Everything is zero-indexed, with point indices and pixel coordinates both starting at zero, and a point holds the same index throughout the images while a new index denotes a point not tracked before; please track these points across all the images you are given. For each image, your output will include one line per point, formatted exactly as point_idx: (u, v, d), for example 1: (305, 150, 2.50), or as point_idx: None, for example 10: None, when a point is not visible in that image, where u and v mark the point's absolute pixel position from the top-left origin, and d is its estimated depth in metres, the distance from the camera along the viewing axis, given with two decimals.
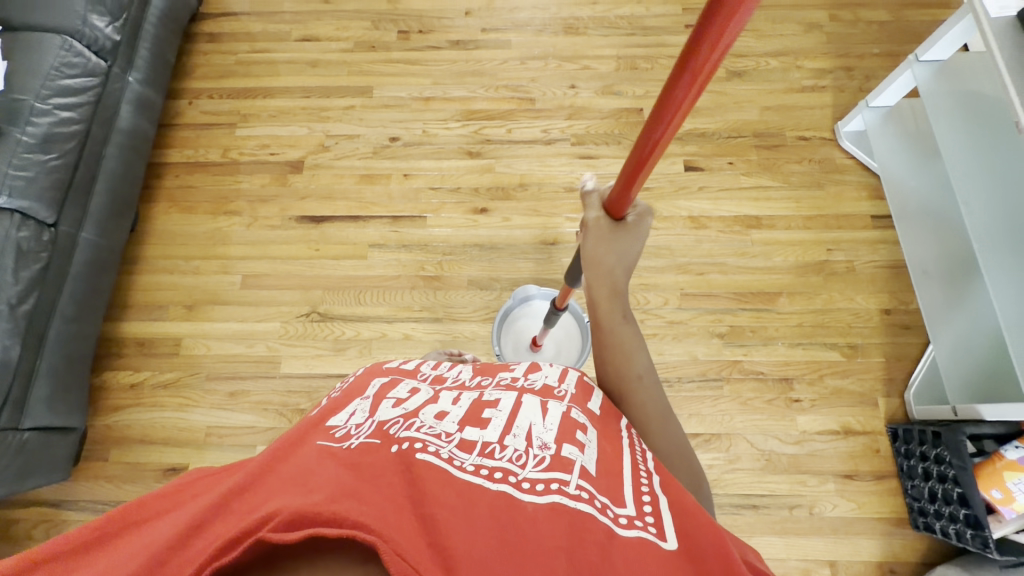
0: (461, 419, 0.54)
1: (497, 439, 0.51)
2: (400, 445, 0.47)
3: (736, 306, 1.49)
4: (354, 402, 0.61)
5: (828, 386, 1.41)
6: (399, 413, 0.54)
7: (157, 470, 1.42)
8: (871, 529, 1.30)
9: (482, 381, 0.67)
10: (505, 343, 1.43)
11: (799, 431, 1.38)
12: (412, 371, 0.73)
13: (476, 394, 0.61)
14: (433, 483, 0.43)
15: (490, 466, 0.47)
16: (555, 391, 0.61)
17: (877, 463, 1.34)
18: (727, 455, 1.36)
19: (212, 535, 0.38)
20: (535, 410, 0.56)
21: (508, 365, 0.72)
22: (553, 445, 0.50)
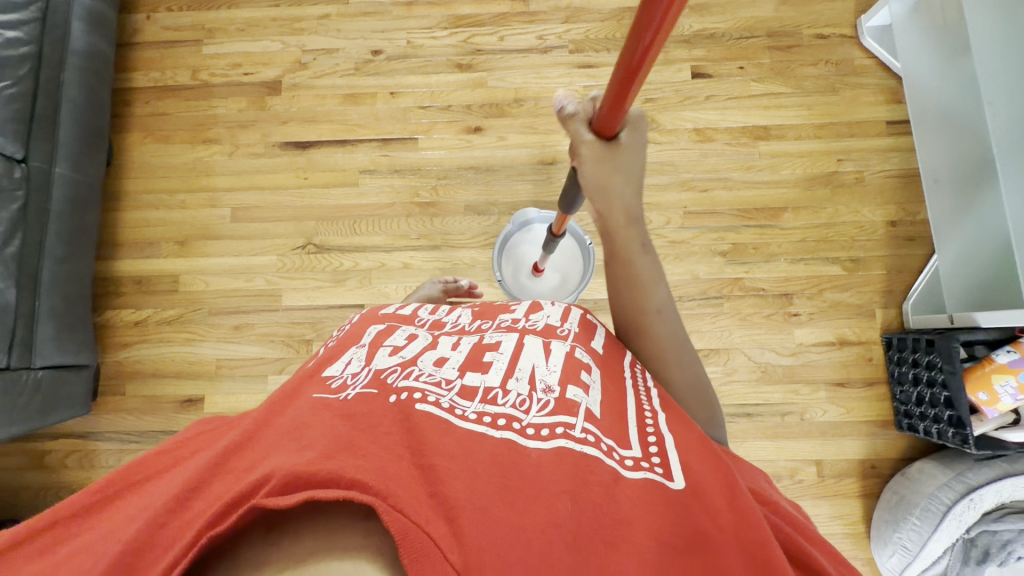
0: (461, 364, 0.56)
1: (500, 383, 0.52)
2: (397, 396, 0.49)
3: (739, 223, 1.46)
4: (351, 351, 0.63)
5: (827, 300, 1.42)
6: (396, 361, 0.56)
7: (174, 401, 1.47)
8: (857, 431, 1.37)
9: (482, 324, 0.67)
10: (506, 271, 1.42)
11: (796, 343, 1.41)
12: (410, 317, 0.72)
13: (476, 338, 0.62)
14: (433, 433, 0.45)
15: (492, 412, 0.48)
16: (558, 331, 0.62)
17: (868, 371, 1.39)
18: (725, 368, 1.41)
19: (212, 491, 0.42)
20: (538, 350, 0.58)
21: (508, 306, 0.72)
22: (558, 388, 0.52)
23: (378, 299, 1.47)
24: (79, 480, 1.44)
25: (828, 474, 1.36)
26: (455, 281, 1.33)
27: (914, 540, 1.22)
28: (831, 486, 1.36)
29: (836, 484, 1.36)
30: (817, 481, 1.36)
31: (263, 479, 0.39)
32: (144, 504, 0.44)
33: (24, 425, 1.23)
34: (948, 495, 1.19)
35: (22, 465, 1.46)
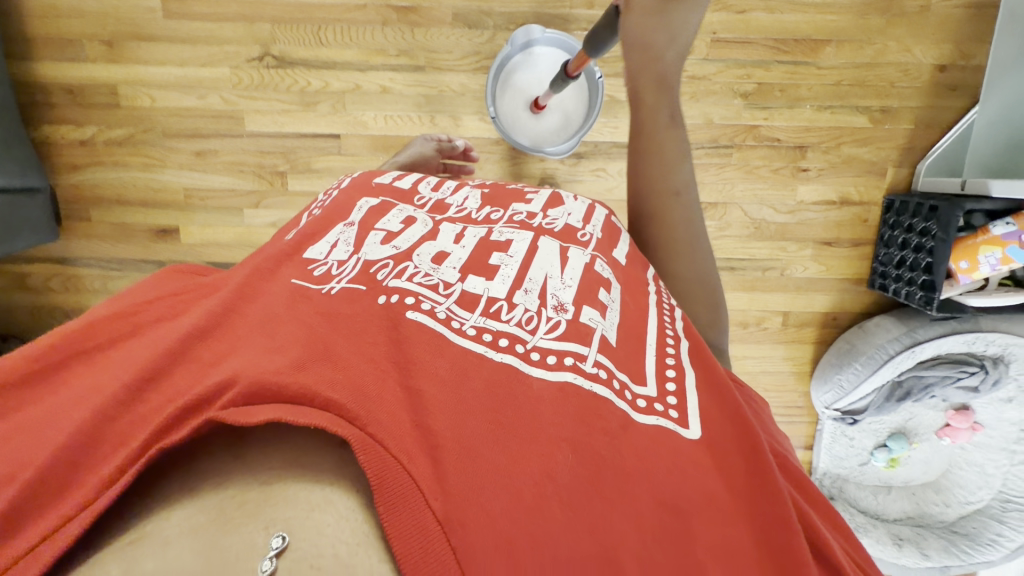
0: (463, 265, 0.56)
1: (506, 295, 0.53)
2: (385, 297, 0.51)
3: (772, 58, 1.26)
4: (343, 232, 0.60)
5: (842, 155, 1.33)
6: (389, 254, 0.57)
7: (148, 231, 1.41)
8: (830, 288, 1.43)
9: (493, 214, 0.65)
10: (501, 107, 1.22)
11: (796, 201, 1.36)
12: (409, 194, 0.69)
13: (486, 232, 0.61)
14: (425, 352, 0.46)
15: (493, 330, 0.49)
16: (579, 236, 0.63)
17: (859, 232, 1.38)
18: (719, 222, 1.38)
19: (172, 385, 0.45)
20: (553, 260, 0.58)
21: (521, 194, 0.69)
22: (571, 308, 0.53)
23: (355, 129, 1.32)
24: (71, 302, 1.46)
25: (791, 324, 1.46)
26: (450, 140, 1.20)
27: (852, 381, 1.36)
28: (791, 334, 1.47)
29: (796, 332, 1.47)
30: (780, 329, 1.47)
31: (224, 385, 0.42)
32: (99, 379, 0.47)
33: None
34: (895, 347, 1.31)
35: (7, 286, 1.45)
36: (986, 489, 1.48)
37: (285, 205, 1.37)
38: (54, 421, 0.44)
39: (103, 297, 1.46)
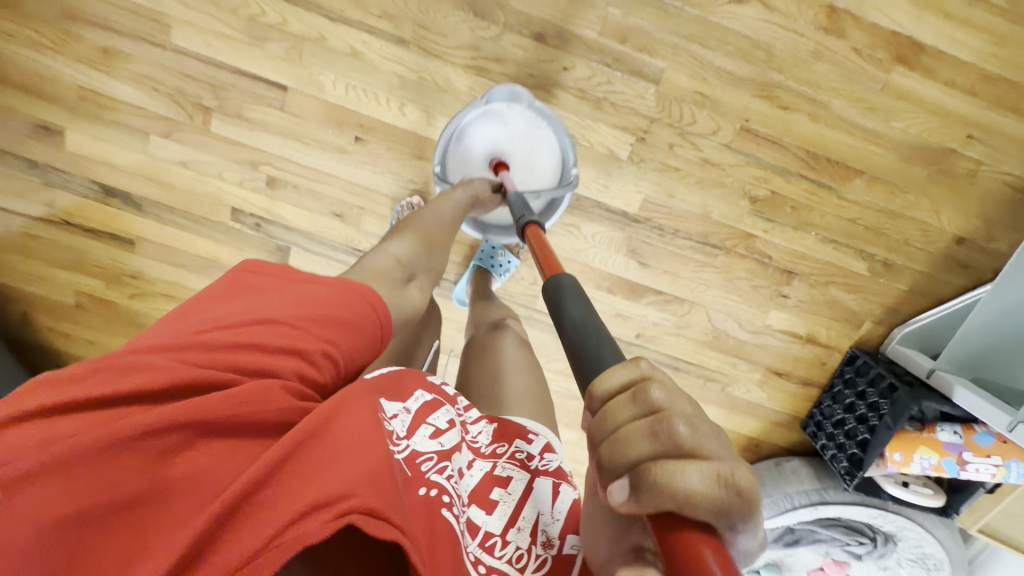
0: (472, 492, 0.68)
1: (501, 533, 0.63)
2: (425, 489, 0.63)
3: (797, 171, 1.10)
4: (397, 408, 0.73)
5: (827, 295, 1.21)
6: (434, 449, 0.69)
7: (23, 123, 1.13)
8: (764, 416, 1.35)
9: (498, 447, 0.75)
10: (451, 156, 1.06)
11: (764, 323, 1.25)
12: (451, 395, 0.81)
13: (489, 467, 0.71)
14: (446, 536, 0.57)
15: (487, 563, 0.60)
16: (567, 474, 0.72)
17: (813, 372, 1.30)
18: (679, 319, 1.26)
19: (300, 474, 0.50)
20: (545, 495, 0.67)
21: (527, 431, 0.78)
22: (557, 541, 0.61)
23: (307, 87, 1.08)
24: None
25: None
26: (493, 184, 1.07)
27: None
28: None
29: None
30: None
31: (341, 497, 0.48)
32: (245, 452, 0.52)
33: None
34: (801, 499, 1.26)
35: None
36: None
37: (202, 147, 1.13)
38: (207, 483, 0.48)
39: None
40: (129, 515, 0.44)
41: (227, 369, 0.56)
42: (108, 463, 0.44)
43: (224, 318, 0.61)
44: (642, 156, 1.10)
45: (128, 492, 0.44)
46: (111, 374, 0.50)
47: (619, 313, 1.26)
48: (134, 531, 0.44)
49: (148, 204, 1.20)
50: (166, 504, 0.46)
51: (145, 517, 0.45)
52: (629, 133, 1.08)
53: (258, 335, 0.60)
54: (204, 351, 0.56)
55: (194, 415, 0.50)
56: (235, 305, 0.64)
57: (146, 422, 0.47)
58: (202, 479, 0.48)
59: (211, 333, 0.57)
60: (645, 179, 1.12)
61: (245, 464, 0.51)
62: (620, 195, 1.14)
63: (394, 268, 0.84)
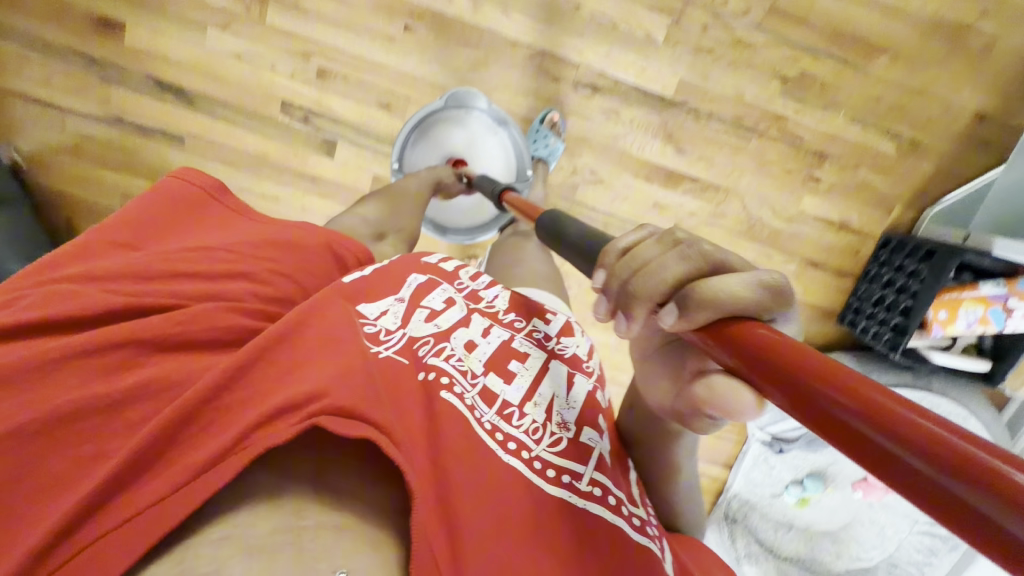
0: (488, 359, 0.64)
1: (519, 403, 0.60)
2: (424, 373, 0.60)
3: (823, 50, 1.17)
4: (389, 300, 0.70)
5: (857, 178, 1.25)
6: (432, 333, 0.66)
7: (87, 19, 1.19)
8: (801, 312, 1.36)
9: (514, 322, 0.72)
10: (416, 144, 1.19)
11: (797, 209, 1.29)
12: (451, 275, 0.79)
13: (506, 338, 0.68)
14: (451, 423, 0.54)
15: (504, 431, 0.56)
16: (583, 365, 0.69)
17: (847, 262, 1.32)
18: (714, 209, 1.29)
19: (258, 380, 0.48)
20: (560, 380, 0.65)
21: (544, 312, 0.76)
22: (573, 427, 0.60)
23: None
24: None
25: None
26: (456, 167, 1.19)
27: None
28: None
29: None
30: None
31: (312, 397, 0.46)
32: (195, 365, 0.50)
33: None
34: None
35: None
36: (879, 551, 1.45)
37: (257, 38, 1.19)
38: (159, 390, 0.46)
39: (12, 80, 1.23)
40: (78, 426, 0.43)
41: (167, 292, 0.56)
42: (50, 386, 0.44)
43: (154, 250, 0.62)
44: (677, 38, 1.17)
45: (70, 404, 0.43)
46: (43, 300, 0.50)
47: (656, 202, 1.29)
48: (83, 444, 0.42)
49: (200, 99, 1.24)
50: (112, 413, 0.44)
51: (96, 431, 0.43)
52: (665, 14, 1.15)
53: (195, 259, 0.62)
54: (143, 279, 0.56)
55: (136, 336, 0.49)
56: (172, 246, 0.64)
57: (88, 341, 0.47)
58: (160, 389, 0.46)
59: (145, 261, 0.58)
60: (681, 62, 1.18)
61: (197, 373, 0.49)
62: (656, 78, 1.20)
63: (362, 226, 0.93)
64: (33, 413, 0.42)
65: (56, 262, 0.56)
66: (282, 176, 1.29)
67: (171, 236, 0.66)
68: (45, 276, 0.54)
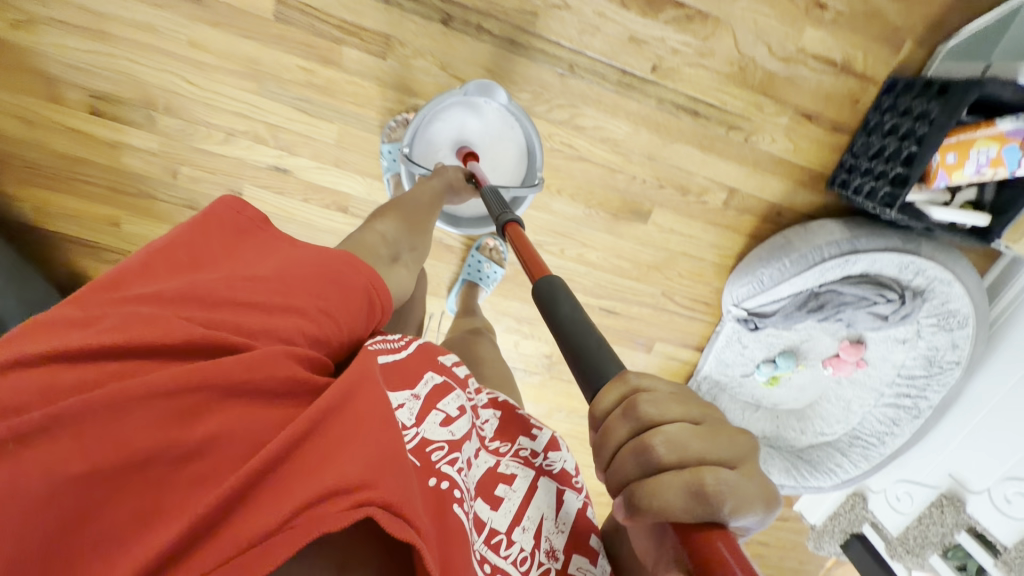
0: (478, 483, 0.59)
1: (505, 530, 0.57)
2: (435, 480, 0.53)
3: None
4: (404, 396, 0.61)
5: (868, 4, 1.06)
6: (445, 439, 0.58)
7: None
8: (788, 175, 1.22)
9: (501, 444, 0.64)
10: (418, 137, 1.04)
11: (796, 47, 1.09)
12: (462, 378, 0.69)
13: (494, 463, 0.61)
14: (458, 530, 0.49)
15: (492, 564, 0.53)
16: (573, 480, 0.64)
17: (845, 114, 1.16)
18: (701, 46, 1.08)
19: (319, 454, 0.44)
20: (549, 498, 0.61)
21: (529, 423, 0.68)
22: (561, 556, 0.57)
23: None
24: None
25: (732, 207, 1.25)
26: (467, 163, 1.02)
27: (773, 277, 1.19)
28: (727, 219, 1.26)
29: (734, 218, 1.26)
30: (718, 209, 1.25)
31: (362, 485, 0.41)
32: (256, 422, 0.46)
33: None
34: (831, 251, 1.15)
35: None
36: (842, 424, 1.50)
37: None
38: (221, 443, 0.43)
39: None
40: (146, 474, 0.39)
41: (230, 325, 0.50)
42: (116, 424, 0.39)
43: (216, 271, 0.55)
44: None
45: (146, 449, 0.39)
46: (116, 321, 0.44)
47: (633, 37, 1.07)
48: (147, 494, 0.39)
49: None
50: (178, 468, 0.40)
51: (156, 483, 0.39)
52: None
53: (255, 290, 0.54)
54: (204, 304, 0.50)
55: (201, 380, 0.44)
56: (233, 262, 0.57)
57: (167, 380, 0.42)
58: (221, 444, 0.43)
59: (208, 283, 0.52)
60: None
61: (264, 433, 0.45)
62: None
63: (381, 244, 0.80)
64: (113, 458, 0.38)
65: (114, 274, 0.50)
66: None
67: (229, 249, 0.59)
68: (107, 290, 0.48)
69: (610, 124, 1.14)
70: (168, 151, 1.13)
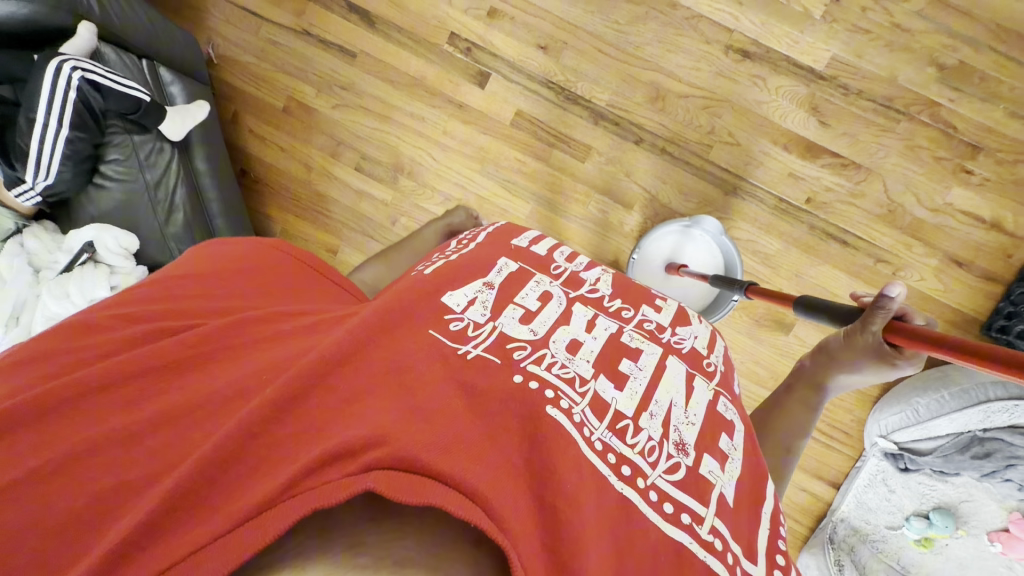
0: (595, 360, 0.54)
1: (633, 416, 0.50)
2: (521, 378, 0.49)
3: (986, 42, 1.18)
4: (478, 289, 0.58)
5: (1014, 174, 1.21)
6: (527, 337, 0.54)
7: None
8: (938, 313, 1.25)
9: (623, 316, 0.61)
10: (640, 254, 1.24)
11: (944, 200, 1.23)
12: (544, 261, 0.67)
13: (614, 333, 0.58)
14: (563, 463, 0.43)
15: (617, 452, 0.47)
16: (704, 364, 0.59)
17: (997, 266, 1.23)
18: (853, 187, 1.26)
19: (308, 415, 0.41)
20: (678, 385, 0.55)
21: (652, 299, 0.66)
22: (693, 453, 0.49)
23: None
24: None
25: None
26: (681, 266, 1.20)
27: (929, 410, 1.17)
28: None
29: None
30: None
31: (372, 445, 0.37)
32: (225, 382, 0.44)
33: None
34: (998, 391, 1.11)
35: None
36: None
37: None
38: (179, 418, 0.41)
39: None
40: (87, 460, 0.39)
41: (176, 315, 0.52)
42: (70, 421, 0.41)
43: (190, 284, 0.57)
44: (834, 16, 1.22)
45: (84, 440, 0.40)
46: (98, 349, 0.47)
47: (792, 173, 1.28)
48: (92, 476, 0.38)
49: (380, 22, 1.39)
50: (127, 445, 0.40)
51: (108, 462, 0.39)
52: None
53: (215, 292, 0.57)
54: (172, 315, 0.52)
55: (149, 366, 0.45)
56: (233, 289, 0.58)
57: (115, 370, 0.44)
58: (180, 416, 0.42)
59: (178, 297, 0.54)
60: (835, 38, 1.22)
61: (230, 390, 0.43)
62: (809, 51, 1.23)
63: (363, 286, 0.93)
64: (66, 447, 0.39)
65: (107, 305, 0.53)
66: (431, 100, 1.39)
67: (230, 283, 0.59)
68: (112, 307, 0.52)
69: (764, 239, 1.30)
70: (395, 202, 1.44)
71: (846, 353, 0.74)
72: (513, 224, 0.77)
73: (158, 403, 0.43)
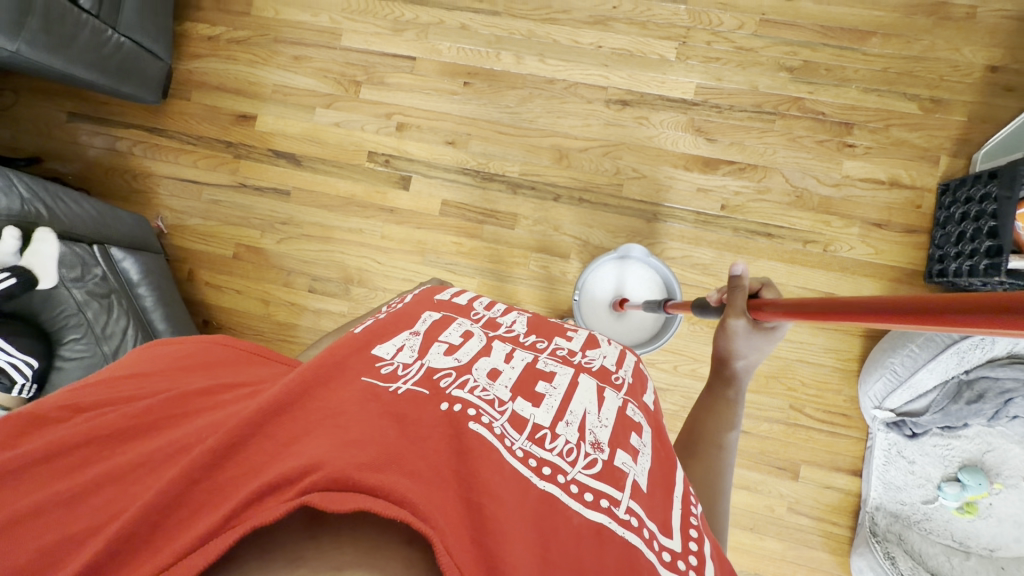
0: (514, 384, 0.54)
1: (549, 425, 0.50)
2: (448, 405, 0.48)
3: (819, 41, 1.36)
4: (404, 334, 0.59)
5: (891, 137, 1.33)
6: (451, 364, 0.54)
7: (229, 115, 1.58)
8: (879, 273, 1.30)
9: (538, 345, 0.62)
10: (584, 295, 1.28)
11: (841, 174, 1.34)
12: (465, 308, 0.67)
13: (532, 360, 0.58)
14: (489, 471, 0.43)
15: (538, 457, 0.46)
16: (612, 378, 0.59)
17: (912, 218, 1.30)
18: (758, 185, 1.36)
19: (247, 459, 0.41)
20: (591, 396, 0.55)
21: (563, 329, 0.67)
22: (607, 449, 0.49)
23: (431, 56, 1.51)
24: (143, 167, 1.61)
25: None
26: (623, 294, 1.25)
27: (907, 366, 1.16)
28: None
29: None
30: None
31: (307, 469, 0.38)
32: (166, 442, 0.44)
33: (100, 77, 1.35)
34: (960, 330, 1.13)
35: (102, 145, 1.62)
36: None
37: (354, 109, 1.53)
38: (121, 479, 0.42)
39: (170, 167, 1.60)
40: (29, 524, 0.40)
41: (119, 396, 0.51)
42: (13, 495, 0.42)
43: (139, 370, 0.57)
44: (686, 55, 1.40)
45: (26, 507, 0.41)
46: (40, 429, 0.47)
47: (700, 188, 1.38)
48: (29, 538, 0.39)
49: (306, 160, 1.55)
50: (68, 508, 0.40)
51: (47, 525, 0.39)
52: (674, 40, 1.40)
53: (162, 373, 0.57)
54: (115, 395, 0.51)
55: (93, 437, 0.46)
56: (179, 371, 0.57)
57: (57, 444, 0.45)
58: (122, 475, 0.42)
59: (123, 382, 0.54)
60: (694, 71, 1.40)
61: (172, 447, 0.43)
62: (676, 86, 1.40)
63: None
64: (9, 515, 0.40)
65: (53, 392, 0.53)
66: (364, 213, 1.51)
67: (178, 372, 0.57)
68: (61, 397, 0.51)
69: (696, 251, 1.37)
70: (351, 311, 1.50)
71: (726, 344, 0.75)
72: (436, 286, 0.77)
73: (100, 468, 0.43)
